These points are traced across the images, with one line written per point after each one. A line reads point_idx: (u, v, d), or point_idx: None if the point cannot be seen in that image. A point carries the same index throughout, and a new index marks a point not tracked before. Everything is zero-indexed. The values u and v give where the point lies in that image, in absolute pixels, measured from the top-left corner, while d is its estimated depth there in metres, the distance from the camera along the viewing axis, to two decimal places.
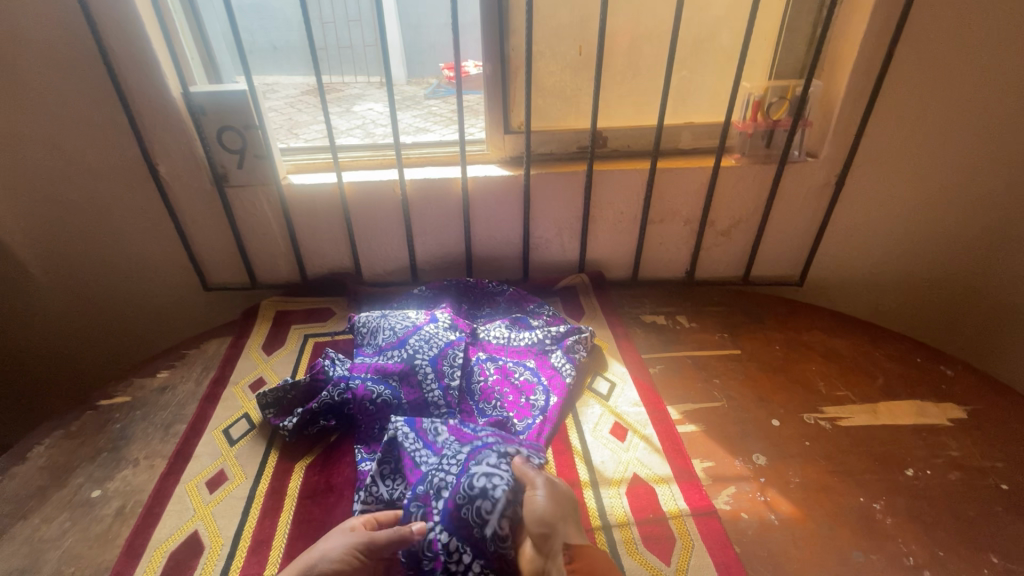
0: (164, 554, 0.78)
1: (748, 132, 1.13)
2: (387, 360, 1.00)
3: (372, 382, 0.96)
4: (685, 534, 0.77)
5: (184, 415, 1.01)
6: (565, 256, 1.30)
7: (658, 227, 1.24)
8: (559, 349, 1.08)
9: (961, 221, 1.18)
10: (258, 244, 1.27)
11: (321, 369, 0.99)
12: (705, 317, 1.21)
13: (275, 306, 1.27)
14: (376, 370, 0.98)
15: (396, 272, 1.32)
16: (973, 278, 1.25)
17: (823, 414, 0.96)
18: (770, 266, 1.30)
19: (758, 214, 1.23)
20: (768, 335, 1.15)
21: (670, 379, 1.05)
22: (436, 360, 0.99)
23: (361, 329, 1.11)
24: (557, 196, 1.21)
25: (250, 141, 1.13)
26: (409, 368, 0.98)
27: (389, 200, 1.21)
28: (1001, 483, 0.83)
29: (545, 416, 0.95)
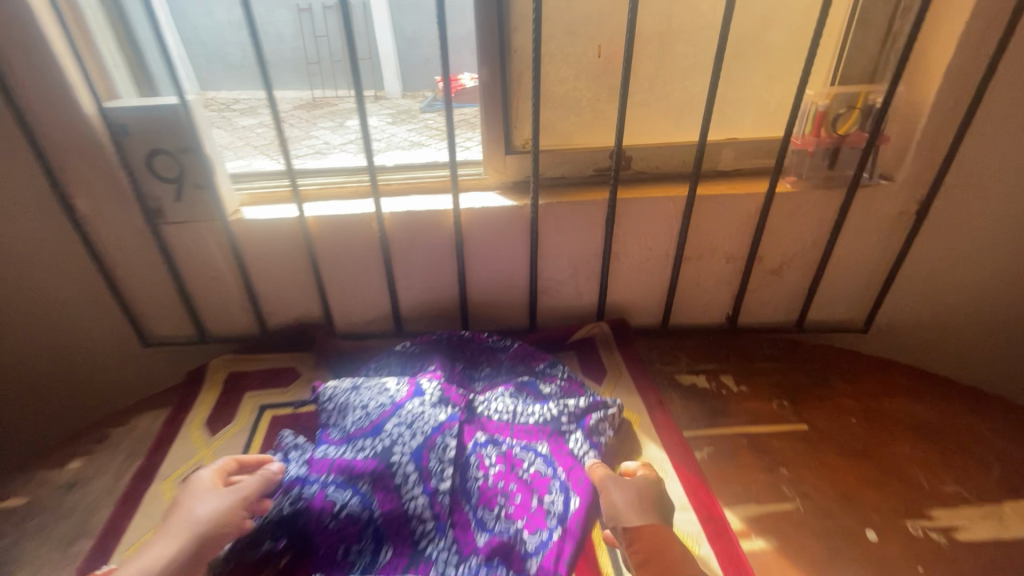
0: None
1: (809, 149, 0.92)
2: (355, 454, 0.76)
3: (335, 487, 0.73)
4: None
5: (91, 528, 0.77)
6: (580, 300, 1.07)
7: (695, 265, 1.02)
8: (579, 429, 0.84)
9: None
10: (206, 291, 1.04)
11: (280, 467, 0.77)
12: (756, 377, 0.98)
13: (227, 367, 1.04)
14: (340, 468, 0.74)
15: (375, 321, 1.09)
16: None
17: (933, 522, 0.73)
18: (830, 310, 1.07)
19: (818, 249, 1.00)
20: (839, 403, 0.92)
21: (724, 469, 0.81)
22: (420, 454, 0.75)
23: (333, 397, 0.88)
24: (572, 230, 0.98)
25: (189, 167, 0.91)
26: (385, 467, 0.74)
27: (365, 237, 0.98)
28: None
29: (565, 528, 0.72)
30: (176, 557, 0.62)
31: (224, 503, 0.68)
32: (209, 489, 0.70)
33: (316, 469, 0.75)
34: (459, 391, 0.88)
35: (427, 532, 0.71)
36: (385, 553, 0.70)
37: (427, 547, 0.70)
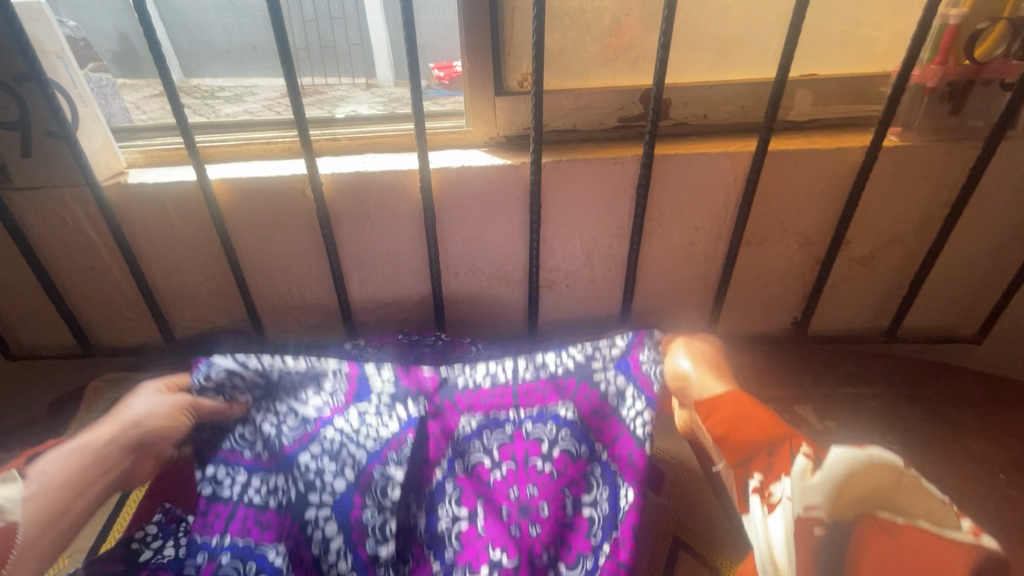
0: None
1: (928, 83, 0.64)
2: (261, 504, 0.53)
3: (234, 557, 0.51)
4: None
5: None
6: (597, 299, 0.79)
7: (756, 252, 0.74)
8: (619, 369, 0.60)
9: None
10: (86, 286, 0.75)
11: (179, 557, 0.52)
12: (844, 410, 0.71)
13: (116, 391, 0.76)
14: (243, 528, 0.52)
15: (320, 328, 0.81)
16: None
17: None
18: (934, 314, 0.79)
19: (927, 229, 0.72)
20: (965, 457, 0.66)
21: None
22: (354, 513, 0.52)
23: (225, 388, 0.57)
24: (586, 201, 0.70)
25: (34, 107, 0.62)
26: (298, 531, 0.52)
27: (299, 211, 0.70)
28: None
29: (613, 549, 0.52)
30: (85, 467, 0.50)
31: (160, 409, 0.55)
32: (154, 391, 0.58)
33: (207, 529, 0.52)
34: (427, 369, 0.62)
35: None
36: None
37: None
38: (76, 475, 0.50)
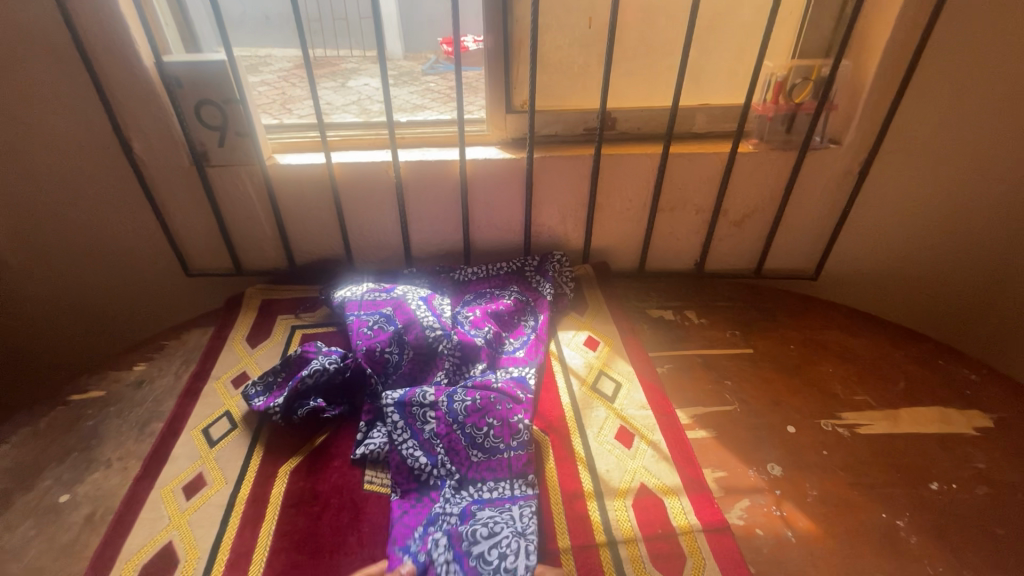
0: (134, 568, 0.71)
1: (769, 115, 1.06)
2: (376, 298, 1.04)
3: (366, 314, 1.00)
4: (695, 551, 0.72)
5: (161, 413, 0.94)
6: (569, 244, 1.22)
7: (668, 216, 1.18)
8: (539, 273, 1.17)
9: (998, 209, 1.11)
10: (243, 228, 1.19)
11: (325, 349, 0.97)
12: (715, 313, 1.14)
13: (262, 294, 1.20)
14: (364, 304, 1.03)
15: (388, 259, 1.24)
16: (1009, 268, 1.17)
17: (842, 420, 0.89)
18: (785, 259, 1.23)
19: (774, 204, 1.16)
20: (782, 334, 1.08)
21: (678, 379, 0.99)
22: (426, 301, 1.04)
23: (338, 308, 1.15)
24: (561, 180, 1.13)
25: (232, 117, 1.05)
26: (400, 303, 1.02)
27: (383, 183, 1.13)
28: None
29: (537, 334, 1.05)
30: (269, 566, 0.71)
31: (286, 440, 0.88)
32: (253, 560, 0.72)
33: (350, 305, 1.03)
34: (446, 269, 1.18)
35: (437, 338, 0.97)
36: (408, 352, 0.96)
37: (440, 346, 0.96)
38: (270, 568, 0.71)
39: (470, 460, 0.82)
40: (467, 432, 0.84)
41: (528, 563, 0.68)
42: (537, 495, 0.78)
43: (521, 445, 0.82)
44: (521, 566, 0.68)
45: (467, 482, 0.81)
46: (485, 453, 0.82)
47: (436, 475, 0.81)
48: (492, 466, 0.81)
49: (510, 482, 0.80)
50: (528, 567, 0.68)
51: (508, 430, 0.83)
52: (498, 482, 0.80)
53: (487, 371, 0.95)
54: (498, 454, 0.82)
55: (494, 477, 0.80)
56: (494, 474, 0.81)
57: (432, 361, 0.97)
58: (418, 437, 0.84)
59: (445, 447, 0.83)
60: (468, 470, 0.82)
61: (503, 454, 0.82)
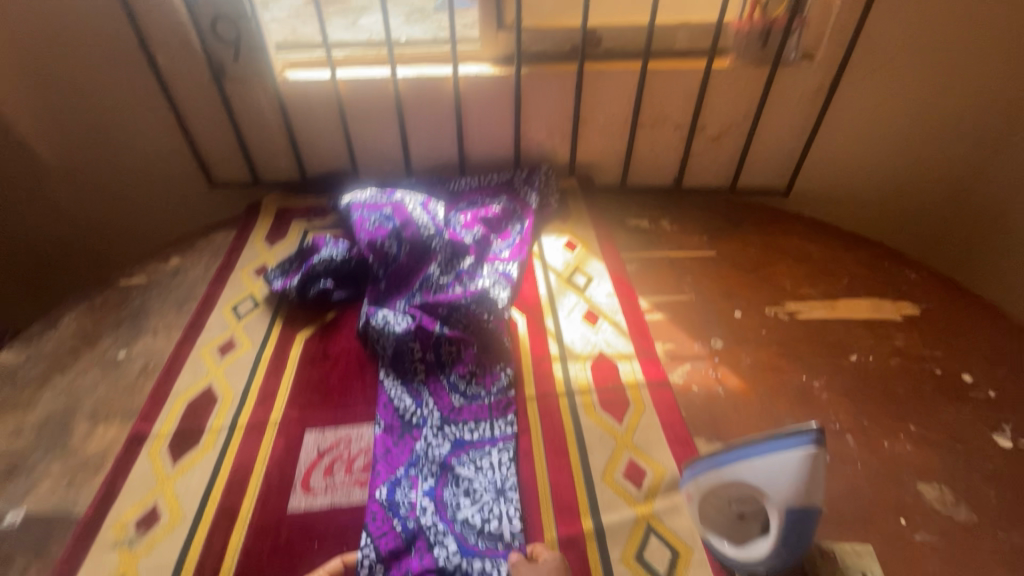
0: (184, 400, 0.89)
1: (745, 30, 1.11)
2: (377, 202, 1.14)
3: (369, 215, 1.12)
4: (639, 401, 0.86)
5: (195, 294, 1.10)
6: (556, 159, 1.32)
7: (649, 131, 1.26)
8: (527, 185, 1.27)
9: (962, 119, 1.17)
10: (259, 141, 1.31)
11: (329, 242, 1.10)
12: (687, 222, 1.24)
13: (278, 203, 1.33)
14: (367, 205, 1.14)
15: (391, 172, 1.36)
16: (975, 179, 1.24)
17: (784, 307, 1.01)
18: (759, 175, 1.32)
19: (748, 120, 1.23)
20: (746, 240, 1.19)
21: (644, 274, 1.11)
22: (423, 204, 1.13)
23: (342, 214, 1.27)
24: (548, 96, 1.22)
25: (245, 33, 1.14)
26: (398, 206, 1.12)
27: (384, 98, 1.23)
28: (987, 391, 0.85)
29: (523, 236, 1.16)
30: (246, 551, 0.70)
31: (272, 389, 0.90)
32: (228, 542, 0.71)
33: (356, 206, 1.15)
34: (443, 179, 1.30)
35: (431, 236, 1.08)
36: (404, 246, 1.07)
37: (434, 242, 1.08)
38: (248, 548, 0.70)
39: (452, 404, 0.87)
40: (451, 381, 0.90)
41: (513, 529, 0.72)
42: (516, 435, 0.82)
43: (500, 393, 0.88)
44: (506, 532, 0.72)
45: (449, 421, 0.84)
46: (468, 400, 0.87)
47: (420, 416, 0.85)
48: (475, 411, 0.86)
49: (491, 423, 0.84)
50: (514, 532, 0.71)
51: (490, 378, 0.89)
52: (479, 423, 0.84)
53: (477, 268, 1.07)
54: (479, 401, 0.87)
55: (475, 419, 0.84)
56: (475, 416, 0.85)
57: (426, 252, 1.08)
58: (406, 385, 0.89)
59: (431, 395, 0.88)
60: (450, 412, 0.85)
61: (484, 400, 0.87)
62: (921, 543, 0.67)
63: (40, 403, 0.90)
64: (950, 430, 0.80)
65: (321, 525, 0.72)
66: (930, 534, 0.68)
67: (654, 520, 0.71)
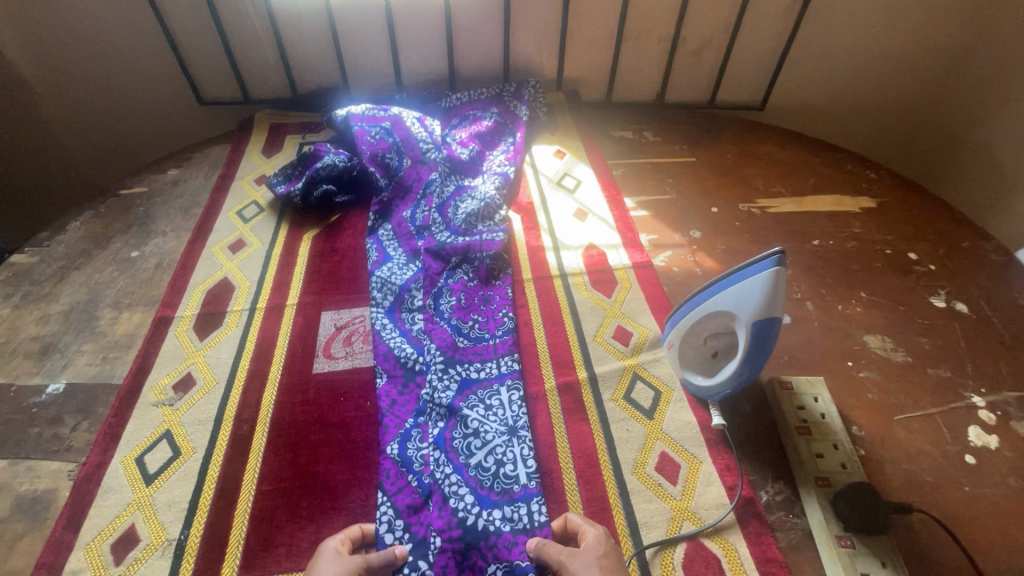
0: (203, 290, 0.95)
1: None
2: (374, 115, 1.16)
3: (368, 127, 1.15)
4: (626, 280, 0.95)
5: (199, 202, 1.14)
6: (544, 73, 1.36)
7: (633, 44, 1.30)
8: (516, 100, 1.30)
9: (928, 30, 1.23)
10: (247, 55, 1.30)
11: (326, 150, 1.13)
12: (668, 133, 1.31)
13: (270, 119, 1.35)
14: (364, 117, 1.16)
15: (381, 88, 1.38)
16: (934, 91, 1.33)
17: (756, 204, 1.11)
18: (737, 89, 1.38)
19: (728, 33, 1.28)
20: (723, 148, 1.26)
21: (629, 178, 1.18)
22: (421, 119, 1.16)
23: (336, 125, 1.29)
24: (536, 7, 1.24)
25: None
26: (397, 123, 1.15)
27: (373, 8, 1.23)
28: (929, 266, 0.97)
29: (516, 146, 1.21)
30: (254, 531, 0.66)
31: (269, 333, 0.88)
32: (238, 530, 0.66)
33: (353, 118, 1.17)
34: (435, 93, 1.32)
35: (429, 149, 1.12)
36: (406, 160, 1.12)
37: (432, 155, 1.12)
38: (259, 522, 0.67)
39: (458, 346, 0.84)
40: (453, 324, 0.87)
41: (528, 470, 0.71)
42: (521, 372, 0.81)
43: (505, 335, 0.86)
44: (522, 473, 0.70)
45: (453, 363, 0.82)
46: (471, 341, 0.85)
47: (423, 361, 0.82)
48: (480, 351, 0.84)
49: (496, 362, 0.82)
50: (530, 474, 0.70)
51: (493, 323, 0.87)
52: (484, 363, 0.82)
53: (476, 178, 1.13)
54: (483, 342, 0.85)
55: (480, 360, 0.82)
56: (480, 357, 0.83)
57: (427, 165, 1.11)
58: (407, 335, 0.86)
59: (433, 339, 0.85)
60: (455, 354, 0.83)
61: (489, 341, 0.85)
62: (864, 378, 0.80)
63: (62, 296, 0.94)
64: (894, 296, 0.92)
65: (345, 383, 0.81)
66: (872, 372, 0.81)
67: (640, 370, 0.82)
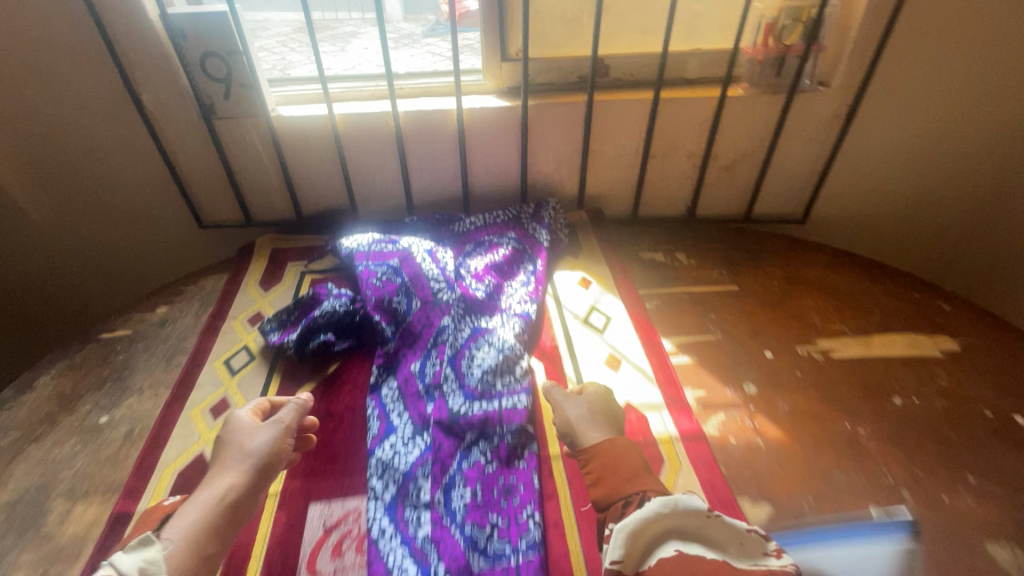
0: (173, 473, 0.81)
1: (759, 58, 1.08)
2: (381, 250, 1.08)
3: (373, 265, 1.05)
4: (673, 457, 0.80)
5: (185, 347, 1.03)
6: (564, 190, 1.27)
7: (660, 161, 1.21)
8: (535, 222, 1.20)
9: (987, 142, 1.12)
10: (252, 179, 1.24)
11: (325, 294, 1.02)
12: (704, 254, 1.19)
13: (272, 244, 1.26)
14: (372, 256, 1.07)
15: (391, 208, 1.30)
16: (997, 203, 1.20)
17: (817, 346, 0.97)
18: (775, 203, 1.27)
19: (763, 149, 1.19)
20: (769, 272, 1.13)
21: (666, 313, 1.05)
22: (432, 255, 1.07)
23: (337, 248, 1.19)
24: (556, 127, 1.17)
25: (236, 69, 1.08)
26: (405, 258, 1.05)
27: (383, 132, 1.17)
28: None
29: (537, 277, 1.10)
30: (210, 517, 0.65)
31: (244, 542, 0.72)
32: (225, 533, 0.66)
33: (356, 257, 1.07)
34: (447, 216, 1.23)
35: (441, 289, 1.02)
36: (415, 301, 1.00)
37: (444, 296, 1.01)
38: (229, 499, 0.67)
39: (471, 569, 0.68)
40: (466, 534, 0.71)
41: None
42: None
43: (529, 550, 0.70)
44: None
45: None
46: (489, 562, 0.69)
47: None
48: None
49: None
50: None
51: (514, 531, 0.72)
52: None
53: (495, 321, 1.01)
54: (502, 563, 0.69)
55: None
56: None
57: (437, 307, 1.00)
58: (410, 545, 0.71)
59: (442, 557, 0.69)
60: None
61: (508, 561, 0.69)
62: None
63: (10, 482, 0.81)
64: (1009, 480, 0.75)
65: None
66: None
67: None
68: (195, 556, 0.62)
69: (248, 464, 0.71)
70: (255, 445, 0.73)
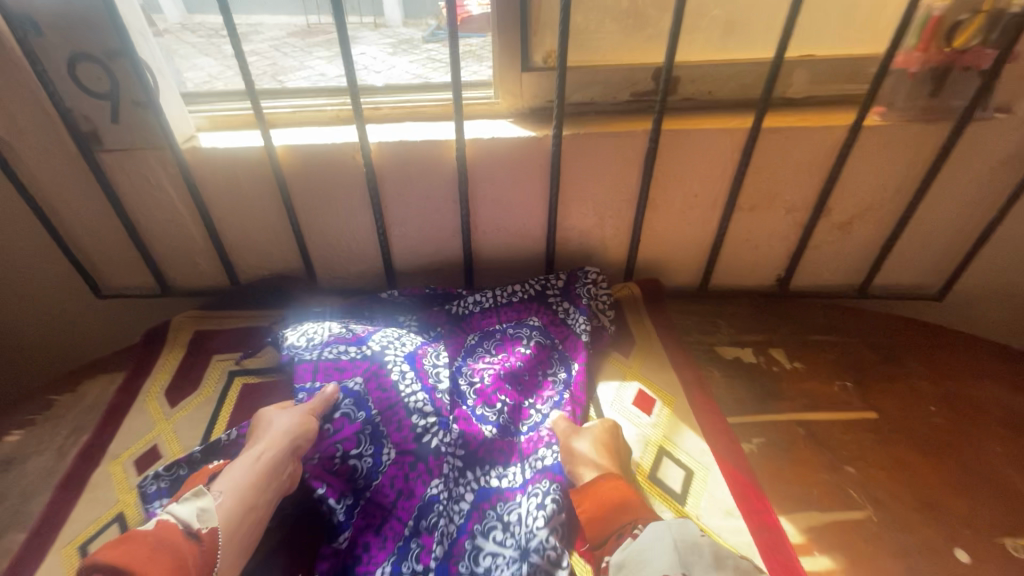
0: None
1: (909, 70, 0.73)
2: (340, 360, 0.72)
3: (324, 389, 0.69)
4: None
5: (27, 515, 0.66)
6: (607, 254, 0.90)
7: (748, 217, 0.84)
8: (567, 301, 0.83)
9: None
10: (163, 234, 0.87)
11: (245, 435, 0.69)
12: (813, 353, 0.82)
13: (193, 324, 0.89)
14: (328, 373, 0.71)
15: (365, 274, 0.93)
16: None
17: None
18: (903, 273, 0.90)
19: (899, 201, 0.82)
20: (915, 386, 0.77)
21: (778, 465, 0.68)
22: (414, 369, 0.70)
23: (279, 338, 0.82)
24: (602, 168, 0.80)
25: (123, 78, 0.72)
26: (377, 374, 0.69)
27: (350, 172, 0.80)
28: None
29: (572, 394, 0.74)
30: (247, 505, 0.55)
31: None
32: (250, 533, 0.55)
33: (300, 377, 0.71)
34: (442, 292, 0.86)
35: (429, 431, 0.65)
36: (388, 453, 0.65)
37: (433, 442, 0.65)
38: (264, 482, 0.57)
39: None
40: None
41: None
42: None
43: None
44: None
45: None
46: None
47: None
48: None
49: None
50: None
51: None
52: None
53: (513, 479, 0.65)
54: None
55: None
56: None
57: (421, 464, 0.64)
58: None
59: None
60: None
61: None
62: None
63: None
64: None
65: None
66: None
67: None
68: (243, 515, 0.54)
69: (281, 443, 0.61)
70: (281, 427, 0.62)
